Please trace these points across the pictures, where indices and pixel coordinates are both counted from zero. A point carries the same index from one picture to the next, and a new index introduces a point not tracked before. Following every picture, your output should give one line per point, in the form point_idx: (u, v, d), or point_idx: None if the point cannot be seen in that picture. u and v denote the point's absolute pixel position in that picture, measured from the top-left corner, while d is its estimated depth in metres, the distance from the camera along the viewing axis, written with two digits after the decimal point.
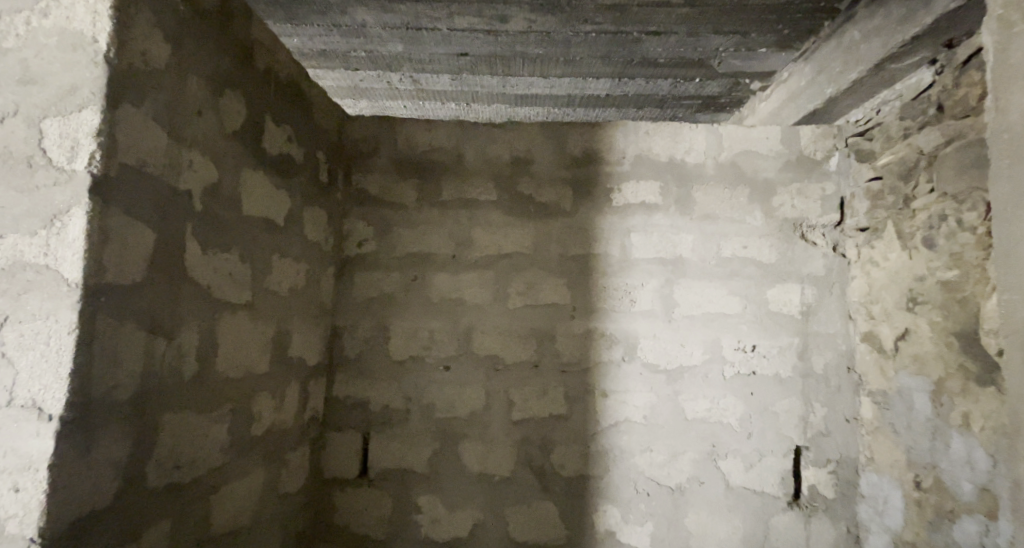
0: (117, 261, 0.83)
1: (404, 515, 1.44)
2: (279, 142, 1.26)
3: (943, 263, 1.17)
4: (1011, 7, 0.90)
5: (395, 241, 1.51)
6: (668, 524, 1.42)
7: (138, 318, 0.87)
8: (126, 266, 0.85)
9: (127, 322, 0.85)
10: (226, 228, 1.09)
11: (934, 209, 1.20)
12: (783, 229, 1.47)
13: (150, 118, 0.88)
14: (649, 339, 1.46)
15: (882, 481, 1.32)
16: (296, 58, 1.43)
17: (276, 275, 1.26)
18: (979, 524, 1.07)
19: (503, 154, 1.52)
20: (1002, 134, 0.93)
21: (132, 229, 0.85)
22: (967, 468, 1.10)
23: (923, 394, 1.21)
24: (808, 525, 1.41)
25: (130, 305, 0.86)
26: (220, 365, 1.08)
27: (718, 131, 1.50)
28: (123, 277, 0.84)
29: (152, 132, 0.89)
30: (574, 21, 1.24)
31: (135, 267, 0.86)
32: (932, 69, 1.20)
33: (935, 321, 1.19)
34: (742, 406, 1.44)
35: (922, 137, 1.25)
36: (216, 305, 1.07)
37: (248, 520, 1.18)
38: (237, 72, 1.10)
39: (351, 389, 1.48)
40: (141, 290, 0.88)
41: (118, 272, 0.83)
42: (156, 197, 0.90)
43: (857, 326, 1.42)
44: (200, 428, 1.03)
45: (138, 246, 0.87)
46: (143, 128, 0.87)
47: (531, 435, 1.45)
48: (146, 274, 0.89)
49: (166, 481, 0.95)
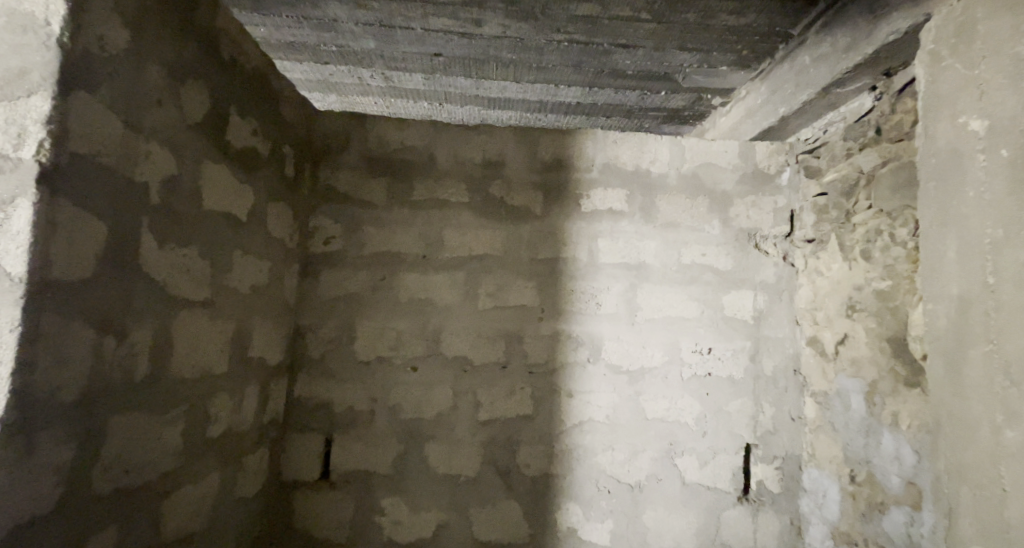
0: (65, 255, 0.78)
1: (366, 517, 1.42)
2: (243, 134, 1.22)
3: (877, 274, 1.27)
4: (941, 42, 1.00)
5: (363, 240, 1.49)
6: (627, 520, 1.47)
7: (87, 315, 0.83)
8: (76, 260, 0.80)
9: (75, 319, 0.81)
10: (186, 222, 1.05)
11: (871, 224, 1.30)
12: (739, 239, 1.56)
13: (106, 106, 0.84)
14: (613, 341, 1.50)
15: (822, 475, 1.41)
16: (263, 48, 1.39)
17: (237, 272, 1.22)
18: (905, 514, 1.17)
19: (474, 157, 1.52)
20: (930, 158, 1.03)
21: (82, 221, 0.81)
22: (895, 463, 1.20)
23: (858, 394, 1.31)
24: (755, 519, 1.49)
25: (78, 301, 0.81)
26: (174, 365, 1.03)
27: (680, 143, 1.57)
28: (72, 272, 0.80)
29: (106, 120, 0.84)
30: (547, 29, 1.27)
31: (85, 262, 0.82)
32: (872, 95, 1.30)
33: (870, 327, 1.29)
34: (698, 406, 1.51)
35: (862, 157, 1.35)
36: (172, 302, 1.02)
37: (201, 527, 1.13)
38: (201, 60, 1.06)
39: (314, 390, 1.44)
40: (91, 285, 0.83)
41: (67, 266, 0.79)
42: (109, 189, 0.86)
43: (803, 331, 1.52)
44: (152, 431, 0.98)
45: (89, 240, 0.82)
46: (97, 116, 0.82)
47: (496, 435, 1.47)
48: (98, 269, 0.84)
49: (115, 485, 0.90)
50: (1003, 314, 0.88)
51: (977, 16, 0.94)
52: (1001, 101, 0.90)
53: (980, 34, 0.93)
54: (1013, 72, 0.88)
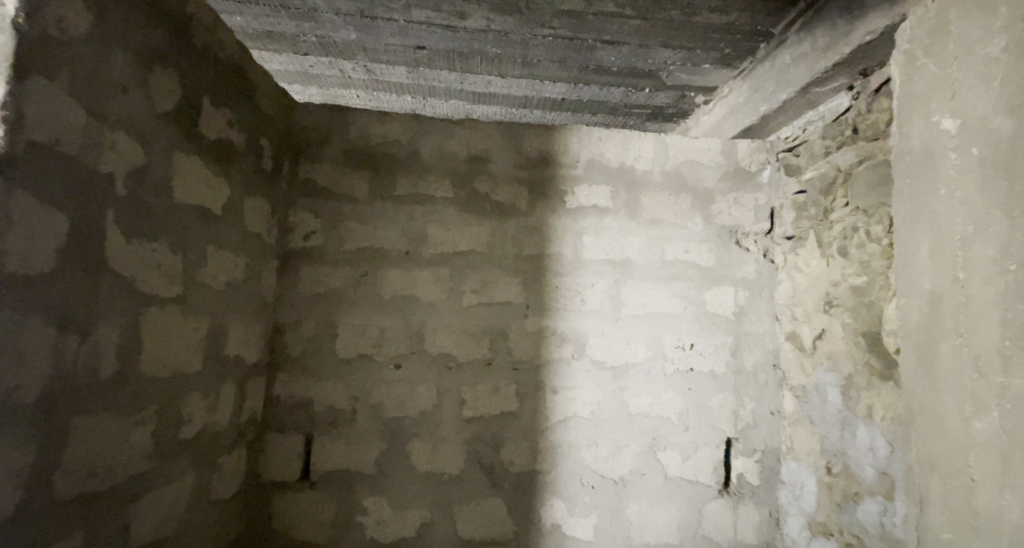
0: (19, 248, 0.76)
1: (347, 517, 1.40)
2: (218, 126, 1.18)
3: (854, 270, 1.30)
4: (915, 42, 1.02)
5: (344, 236, 1.46)
6: (611, 515, 1.48)
7: (46, 312, 0.80)
8: (31, 254, 0.77)
9: (31, 316, 0.78)
10: (156, 215, 1.01)
11: (848, 220, 1.33)
12: (720, 235, 1.58)
13: (65, 93, 0.81)
14: (597, 337, 1.51)
15: (800, 467, 1.44)
16: (239, 38, 1.34)
17: (212, 267, 1.18)
18: (878, 504, 1.20)
19: (458, 152, 1.51)
20: (903, 156, 1.05)
21: (38, 214, 0.78)
22: (869, 454, 1.23)
23: (835, 388, 1.34)
24: (735, 511, 1.51)
25: (34, 298, 0.78)
26: (145, 364, 1.00)
27: (664, 140, 1.58)
28: (26, 266, 0.77)
29: (65, 107, 0.81)
30: (531, 24, 1.26)
31: (42, 256, 0.79)
32: (849, 94, 1.32)
33: (846, 322, 1.31)
34: (680, 401, 1.52)
35: (839, 155, 1.37)
36: (141, 299, 0.99)
37: (174, 530, 1.10)
38: (172, 48, 1.02)
39: (294, 389, 1.42)
40: (49, 280, 0.80)
41: (21, 261, 0.76)
42: (70, 181, 0.83)
43: (782, 326, 1.55)
44: (120, 432, 0.94)
45: (47, 233, 0.79)
46: (56, 103, 0.79)
47: (481, 432, 1.46)
48: (57, 264, 0.81)
49: (80, 489, 0.87)
50: (973, 309, 0.91)
51: (951, 17, 0.96)
52: (973, 101, 0.92)
53: (953, 33, 0.95)
54: (983, 71, 0.90)
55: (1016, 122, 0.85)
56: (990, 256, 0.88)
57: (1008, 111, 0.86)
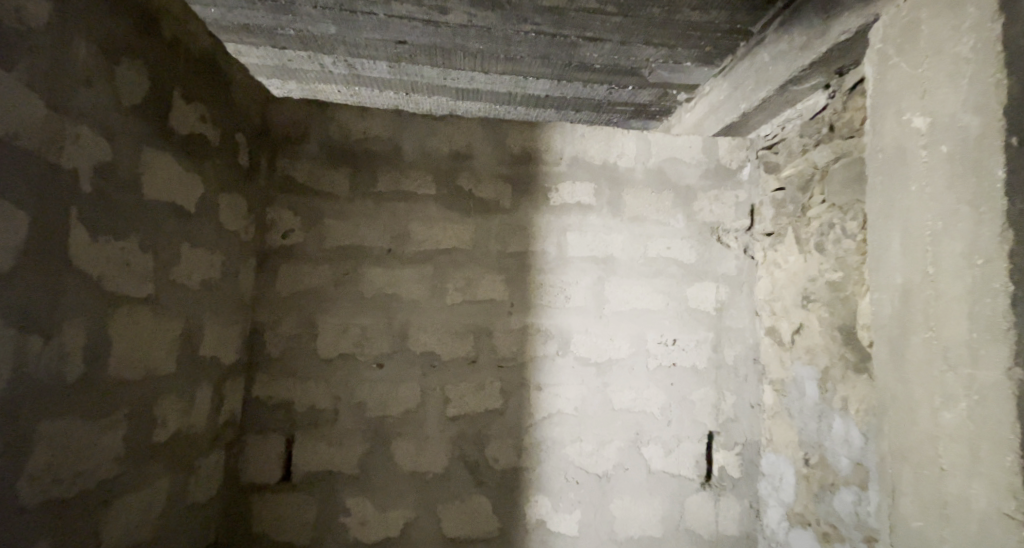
0: None
1: (330, 518, 1.38)
2: (190, 120, 1.15)
3: (830, 266, 1.33)
4: (888, 42, 1.05)
5: (325, 233, 1.44)
6: (595, 510, 1.49)
7: (5, 314, 0.77)
8: None
9: None
10: (124, 212, 0.98)
11: (825, 217, 1.35)
12: (702, 232, 1.60)
13: (22, 84, 0.78)
14: (581, 333, 1.52)
15: (779, 459, 1.47)
16: (212, 29, 1.31)
17: (185, 266, 1.15)
18: (853, 493, 1.23)
19: (441, 148, 1.49)
20: (877, 153, 1.07)
21: None
22: (844, 445, 1.26)
23: (812, 381, 1.37)
24: (717, 503, 1.54)
25: None
26: (115, 365, 0.97)
27: (646, 137, 1.59)
28: None
29: (22, 99, 0.78)
30: (513, 19, 1.26)
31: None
32: (826, 93, 1.35)
33: (823, 316, 1.34)
34: (663, 396, 1.54)
35: (816, 153, 1.39)
36: (109, 299, 0.95)
37: (149, 535, 1.07)
38: (140, 38, 0.99)
39: (274, 389, 1.39)
40: (8, 281, 0.77)
41: None
42: (28, 177, 0.79)
43: (762, 321, 1.57)
44: (90, 435, 0.91)
45: (4, 231, 0.76)
46: (12, 95, 0.76)
47: (465, 430, 1.45)
48: (15, 264, 0.78)
49: (44, 496, 0.83)
50: (943, 303, 0.93)
51: (922, 17, 0.98)
52: (942, 99, 0.94)
53: (924, 33, 0.98)
54: (952, 70, 0.93)
55: (982, 121, 0.88)
56: (958, 251, 0.91)
57: (975, 109, 0.89)
